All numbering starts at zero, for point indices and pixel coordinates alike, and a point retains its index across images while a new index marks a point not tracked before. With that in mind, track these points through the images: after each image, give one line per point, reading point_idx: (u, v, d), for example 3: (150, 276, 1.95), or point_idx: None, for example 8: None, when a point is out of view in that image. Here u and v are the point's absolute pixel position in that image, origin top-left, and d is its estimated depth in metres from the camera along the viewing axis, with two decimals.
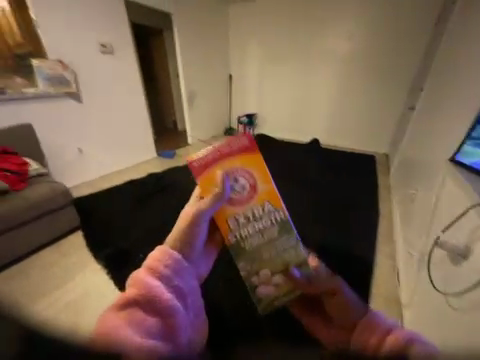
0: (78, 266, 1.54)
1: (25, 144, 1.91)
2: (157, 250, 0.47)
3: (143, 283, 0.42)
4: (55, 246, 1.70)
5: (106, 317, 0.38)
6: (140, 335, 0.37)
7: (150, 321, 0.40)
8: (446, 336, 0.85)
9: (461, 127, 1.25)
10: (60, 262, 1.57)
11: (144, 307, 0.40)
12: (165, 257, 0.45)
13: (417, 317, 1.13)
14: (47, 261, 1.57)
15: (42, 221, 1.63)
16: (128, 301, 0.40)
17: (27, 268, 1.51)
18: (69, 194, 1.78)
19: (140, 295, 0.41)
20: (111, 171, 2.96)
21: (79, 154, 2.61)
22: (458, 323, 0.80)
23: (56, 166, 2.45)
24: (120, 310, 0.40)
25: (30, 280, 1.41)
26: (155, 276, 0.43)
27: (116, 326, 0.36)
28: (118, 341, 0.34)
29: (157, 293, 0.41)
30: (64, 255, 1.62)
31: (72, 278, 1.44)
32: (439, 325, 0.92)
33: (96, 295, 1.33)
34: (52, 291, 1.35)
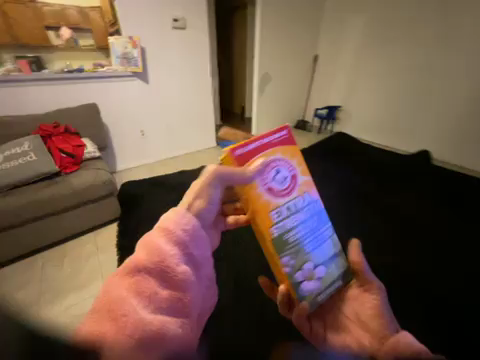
0: (102, 269, 1.42)
1: (88, 125, 1.91)
2: (168, 213, 0.40)
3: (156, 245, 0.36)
4: (94, 235, 1.67)
5: (112, 286, 0.33)
6: (149, 307, 0.32)
7: (161, 290, 0.34)
8: None
9: None
10: (90, 257, 1.50)
11: (153, 274, 0.34)
12: (184, 219, 0.39)
13: None
14: (81, 252, 1.52)
15: (80, 211, 1.57)
16: (134, 266, 0.34)
17: (64, 255, 1.51)
18: (114, 184, 1.69)
19: (156, 258, 0.35)
20: (168, 157, 2.88)
21: (141, 136, 2.60)
22: None
23: (120, 146, 2.51)
24: (128, 277, 0.34)
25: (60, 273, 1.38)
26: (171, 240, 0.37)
27: (120, 296, 0.32)
28: (121, 316, 0.30)
29: (170, 259, 0.35)
30: (96, 249, 1.55)
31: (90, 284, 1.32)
32: None
33: None
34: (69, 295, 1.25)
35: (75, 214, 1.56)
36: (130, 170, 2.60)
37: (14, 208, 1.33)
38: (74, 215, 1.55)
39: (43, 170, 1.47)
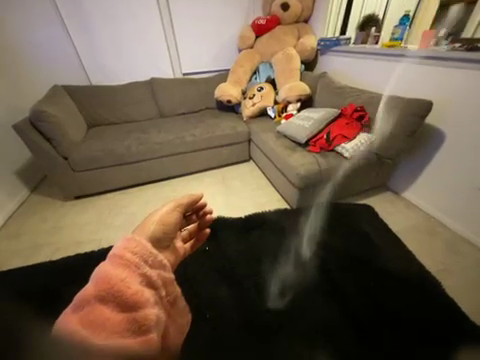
0: (237, 207, 1.88)
1: (383, 122, 1.53)
2: (154, 224, 0.55)
3: (128, 272, 0.37)
4: (274, 196, 1.98)
5: (114, 268, 0.37)
6: (150, 276, 0.40)
7: (151, 276, 0.40)
8: None
9: None
10: (250, 199, 1.97)
11: (150, 264, 0.41)
12: (167, 217, 0.59)
13: None
14: (257, 193, 2.02)
15: (281, 176, 1.84)
16: (139, 257, 0.40)
17: (258, 186, 2.11)
18: (306, 184, 1.57)
19: (144, 285, 0.38)
20: (470, 250, 1.42)
21: (473, 188, 1.39)
22: None
23: (422, 172, 1.67)
24: (127, 268, 0.38)
25: (242, 188, 2.10)
26: (134, 270, 0.38)
27: (120, 277, 0.36)
28: (131, 283, 0.37)
29: (151, 255, 0.41)
30: (257, 201, 1.94)
31: (225, 203, 1.93)
32: None
33: None
34: (221, 195, 2.01)
35: (278, 176, 1.88)
36: (395, 202, 1.82)
37: (266, 145, 1.96)
38: (278, 176, 1.89)
39: (296, 137, 1.76)
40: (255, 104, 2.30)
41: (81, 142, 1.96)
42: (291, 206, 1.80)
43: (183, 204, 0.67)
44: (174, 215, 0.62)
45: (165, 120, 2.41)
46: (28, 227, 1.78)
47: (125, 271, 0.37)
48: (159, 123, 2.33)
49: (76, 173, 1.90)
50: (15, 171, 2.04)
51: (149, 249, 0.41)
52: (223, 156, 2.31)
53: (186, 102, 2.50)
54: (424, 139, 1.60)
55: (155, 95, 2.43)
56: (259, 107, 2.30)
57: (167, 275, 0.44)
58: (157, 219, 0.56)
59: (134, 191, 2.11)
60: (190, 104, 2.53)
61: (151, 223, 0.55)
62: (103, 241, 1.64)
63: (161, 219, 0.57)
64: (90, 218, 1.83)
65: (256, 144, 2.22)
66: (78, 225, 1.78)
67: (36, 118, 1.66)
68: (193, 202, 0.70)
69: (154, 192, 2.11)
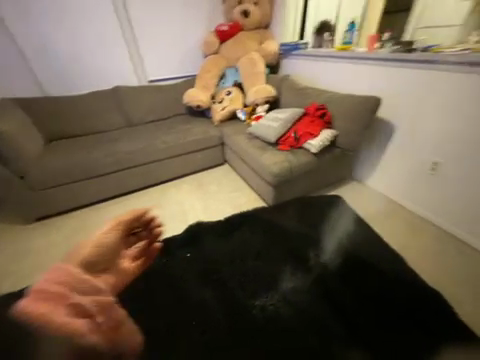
0: (216, 210, 1.89)
1: (342, 118, 1.66)
2: (91, 246, 0.63)
3: (60, 301, 0.41)
4: (251, 195, 2.03)
5: (43, 302, 0.39)
6: (84, 303, 0.44)
7: (85, 304, 0.44)
8: None
9: None
10: (228, 201, 1.99)
11: (81, 292, 0.45)
12: (104, 237, 0.68)
13: None
14: (234, 194, 2.05)
15: (256, 175, 1.90)
16: (67, 287, 0.43)
17: (235, 188, 2.14)
18: (279, 181, 1.64)
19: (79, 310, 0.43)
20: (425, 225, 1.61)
21: (421, 171, 1.59)
22: None
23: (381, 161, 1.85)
24: (57, 299, 0.41)
25: (219, 191, 2.11)
26: (65, 300, 0.42)
27: (49, 310, 0.39)
28: (65, 313, 0.41)
29: (80, 284, 0.46)
30: (235, 202, 1.97)
31: (204, 208, 1.93)
32: None
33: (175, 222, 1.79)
34: (199, 200, 2.01)
35: (253, 176, 1.94)
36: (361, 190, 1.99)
37: (238, 147, 2.01)
38: (253, 176, 1.95)
39: (266, 137, 1.84)
40: (225, 108, 2.35)
41: (40, 158, 1.80)
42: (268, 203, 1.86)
43: (123, 221, 0.75)
44: (113, 234, 0.71)
45: (134, 128, 2.33)
46: None
47: (55, 301, 0.40)
48: (127, 132, 2.25)
49: (38, 192, 1.74)
50: None
51: (78, 277, 0.46)
52: (198, 161, 2.30)
53: (154, 110, 2.45)
54: (378, 131, 1.78)
55: (120, 104, 2.34)
56: (229, 111, 2.34)
57: (102, 301, 0.50)
58: (94, 240, 0.66)
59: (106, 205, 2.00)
60: (160, 111, 2.48)
61: (87, 245, 0.63)
62: None
63: (99, 240, 0.66)
64: (58, 240, 1.69)
65: (229, 146, 2.26)
66: (44, 249, 1.63)
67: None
68: (135, 218, 0.79)
69: (127, 204, 2.02)
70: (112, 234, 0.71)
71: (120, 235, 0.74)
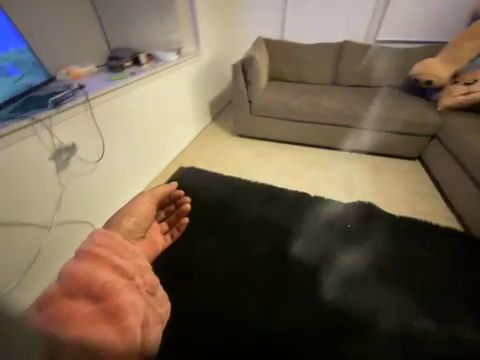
0: (388, 204, 1.69)
1: None
2: (133, 216, 0.80)
3: (102, 263, 0.49)
4: (442, 212, 1.62)
5: (81, 266, 0.47)
6: (115, 268, 0.50)
7: (114, 270, 0.50)
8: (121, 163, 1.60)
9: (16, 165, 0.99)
10: (407, 202, 1.70)
11: (115, 258, 0.51)
12: (142, 206, 0.85)
13: (118, 192, 1.63)
14: (417, 200, 1.71)
15: (472, 192, 1.45)
16: (102, 253, 0.50)
17: (422, 193, 1.76)
18: None
19: (117, 275, 0.50)
20: None
21: None
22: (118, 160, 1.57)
23: None
24: (91, 262, 0.48)
25: (398, 186, 1.82)
26: (105, 261, 0.49)
27: (83, 274, 0.46)
28: (97, 276, 0.47)
29: (114, 250, 0.52)
30: (415, 208, 1.66)
31: (374, 194, 1.77)
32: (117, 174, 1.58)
33: (341, 190, 1.81)
34: (370, 184, 1.85)
35: (466, 192, 1.49)
36: None
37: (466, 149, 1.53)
38: (465, 192, 1.50)
39: None
40: (469, 93, 1.73)
41: (264, 89, 2.24)
42: (466, 227, 1.49)
43: (157, 192, 0.92)
44: (147, 205, 0.87)
45: (336, 87, 2.31)
46: (208, 143, 2.36)
47: (94, 265, 0.48)
48: (330, 89, 2.27)
49: (250, 115, 2.24)
50: (209, 101, 2.66)
51: (111, 239, 0.53)
52: (387, 145, 2.03)
53: (366, 74, 2.26)
54: None
55: (337, 59, 2.33)
56: (473, 98, 1.73)
57: (141, 265, 0.55)
58: (135, 210, 0.82)
59: (284, 146, 2.26)
60: (370, 77, 2.26)
61: (129, 214, 0.80)
62: (256, 177, 1.93)
63: (137, 209, 0.83)
64: (247, 155, 2.17)
65: (442, 143, 1.77)
66: (239, 157, 2.15)
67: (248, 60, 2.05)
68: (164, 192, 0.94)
69: (301, 152, 2.20)
70: (148, 203, 0.88)
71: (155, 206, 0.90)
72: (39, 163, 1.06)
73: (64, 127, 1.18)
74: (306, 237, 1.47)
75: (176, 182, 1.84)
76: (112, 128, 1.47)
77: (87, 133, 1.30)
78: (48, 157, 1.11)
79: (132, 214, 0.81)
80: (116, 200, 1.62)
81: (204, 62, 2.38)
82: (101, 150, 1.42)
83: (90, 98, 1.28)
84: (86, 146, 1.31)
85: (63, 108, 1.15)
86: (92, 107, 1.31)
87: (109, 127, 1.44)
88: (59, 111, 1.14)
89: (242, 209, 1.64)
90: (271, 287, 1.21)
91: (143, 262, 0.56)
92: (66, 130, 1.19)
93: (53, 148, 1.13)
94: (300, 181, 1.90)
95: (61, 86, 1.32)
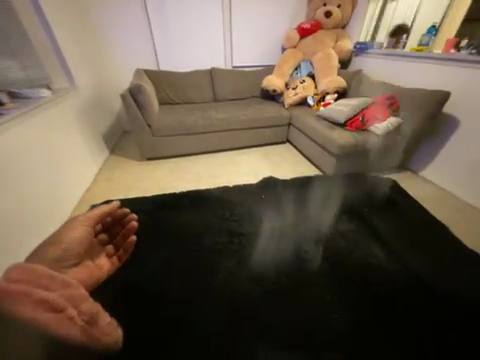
0: (282, 174, 2.33)
1: (409, 108, 1.96)
2: (65, 240, 0.80)
3: (19, 301, 0.47)
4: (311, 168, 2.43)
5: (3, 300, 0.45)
6: (50, 296, 0.52)
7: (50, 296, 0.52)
8: (16, 216, 1.35)
9: None
10: (291, 169, 2.41)
11: (45, 290, 0.52)
12: (77, 233, 0.83)
13: (21, 250, 1.36)
14: (296, 166, 2.47)
15: (319, 150, 2.29)
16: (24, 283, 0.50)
17: (297, 161, 2.55)
18: (342, 152, 2.00)
19: (47, 308, 0.50)
20: (473, 210, 1.82)
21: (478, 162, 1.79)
22: (12, 213, 1.33)
23: (438, 153, 2.06)
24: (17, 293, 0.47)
25: (283, 161, 2.54)
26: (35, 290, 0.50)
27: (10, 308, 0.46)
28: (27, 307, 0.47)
29: (43, 284, 0.53)
30: (297, 171, 2.39)
31: (271, 171, 2.38)
32: (15, 230, 1.34)
33: (250, 176, 2.30)
34: (266, 165, 2.46)
35: (316, 151, 2.34)
36: (412, 179, 2.21)
37: (307, 126, 2.40)
38: (316, 151, 2.34)
39: (335, 118, 2.20)
40: (297, 94, 2.73)
41: (160, 112, 2.44)
42: (323, 171, 2.33)
43: (94, 216, 0.91)
44: (81, 230, 0.85)
45: (219, 102, 2.87)
46: (118, 173, 2.27)
47: (6, 305, 0.45)
48: (215, 104, 2.79)
49: (154, 137, 2.34)
50: (103, 134, 2.53)
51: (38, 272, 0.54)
52: (267, 136, 2.75)
53: (235, 90, 2.96)
54: (442, 125, 2.00)
55: (212, 82, 2.91)
56: (300, 96, 2.73)
57: (73, 294, 0.57)
58: (65, 235, 0.81)
59: (194, 157, 2.53)
60: (239, 92, 2.99)
61: (60, 240, 0.79)
62: (180, 189, 2.08)
63: (68, 236, 0.81)
64: (163, 174, 2.26)
65: (295, 126, 2.66)
66: (156, 177, 2.20)
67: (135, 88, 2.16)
68: (100, 214, 0.92)
69: (210, 157, 2.56)
70: (81, 228, 0.86)
71: (91, 230, 0.88)
72: None
73: None
74: (237, 214, 1.77)
75: None
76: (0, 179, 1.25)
77: None
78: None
79: (63, 240, 0.79)
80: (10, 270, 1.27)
81: (85, 96, 2.28)
82: None
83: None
84: None
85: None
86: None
87: None
88: None
89: (178, 215, 1.74)
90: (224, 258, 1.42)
91: (76, 292, 0.58)
92: None
93: None
94: (218, 179, 2.23)
95: None
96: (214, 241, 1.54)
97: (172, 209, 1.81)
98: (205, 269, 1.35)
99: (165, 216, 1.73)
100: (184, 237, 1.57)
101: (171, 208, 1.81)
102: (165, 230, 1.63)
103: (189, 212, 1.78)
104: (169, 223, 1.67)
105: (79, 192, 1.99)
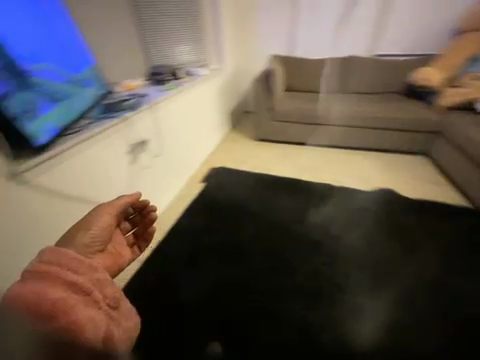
0: (405, 191, 1.91)
1: None
2: (98, 226, 0.93)
3: (54, 281, 0.56)
4: (453, 195, 1.84)
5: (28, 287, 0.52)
6: (72, 280, 0.58)
7: (67, 286, 0.57)
8: (175, 161, 1.77)
9: (111, 154, 1.19)
10: (421, 189, 1.92)
11: (65, 276, 0.58)
12: (106, 220, 0.97)
13: (172, 187, 1.80)
14: (430, 186, 1.93)
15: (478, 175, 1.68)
16: (47, 271, 0.57)
17: (433, 181, 1.98)
18: None
19: (72, 291, 0.58)
20: None
21: None
22: (174, 159, 1.75)
23: None
24: (43, 277, 0.56)
25: (411, 176, 2.05)
26: (56, 277, 0.57)
27: (29, 296, 0.50)
28: (47, 296, 0.52)
29: (66, 270, 0.59)
30: (429, 193, 1.88)
31: (392, 183, 1.99)
32: (173, 171, 1.77)
33: (362, 181, 2.02)
34: (386, 175, 2.08)
35: (472, 175, 1.72)
36: None
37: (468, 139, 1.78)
38: (471, 175, 1.73)
39: None
40: (464, 94, 2.02)
41: (283, 98, 2.52)
42: (474, 205, 1.71)
43: (116, 204, 1.01)
44: (105, 219, 0.97)
45: (345, 94, 2.59)
46: (234, 146, 2.59)
47: (45, 284, 0.55)
48: (339, 96, 2.57)
49: (271, 120, 2.50)
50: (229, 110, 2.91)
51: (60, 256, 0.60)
52: (396, 141, 2.28)
53: (370, 82, 2.57)
54: None
55: (344, 70, 2.65)
56: (467, 98, 2.02)
57: (98, 279, 0.65)
58: (99, 222, 0.94)
59: (304, 147, 2.48)
60: (374, 85, 2.57)
61: (97, 225, 0.93)
62: (284, 174, 2.14)
63: (104, 222, 0.96)
64: (270, 156, 2.39)
65: (446, 137, 2.03)
66: (264, 158, 2.36)
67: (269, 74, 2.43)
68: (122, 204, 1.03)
69: (320, 151, 2.44)
70: (107, 215, 0.98)
71: (113, 220, 1.00)
72: (122, 155, 1.25)
73: (141, 126, 1.35)
74: (340, 218, 1.67)
75: (217, 179, 2.05)
76: (172, 131, 1.67)
77: (155, 134, 1.48)
78: (126, 150, 1.28)
79: (92, 227, 0.93)
80: (166, 195, 1.76)
81: (227, 76, 2.67)
82: (164, 149, 1.59)
83: (155, 103, 1.46)
84: (154, 144, 1.49)
85: (139, 110, 1.33)
86: (155, 110, 1.47)
87: (169, 130, 1.64)
88: (137, 113, 1.31)
89: (280, 199, 1.85)
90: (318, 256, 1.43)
91: (100, 276, 0.66)
92: (142, 129, 1.37)
93: (129, 143, 1.30)
94: (324, 175, 2.11)
95: (127, 95, 1.52)
96: (310, 237, 1.53)
97: (276, 191, 1.93)
98: (298, 262, 1.40)
99: (270, 195, 1.88)
100: (281, 222, 1.65)
101: (276, 190, 1.94)
102: (267, 208, 1.78)
103: (291, 199, 1.84)
104: (272, 203, 1.81)
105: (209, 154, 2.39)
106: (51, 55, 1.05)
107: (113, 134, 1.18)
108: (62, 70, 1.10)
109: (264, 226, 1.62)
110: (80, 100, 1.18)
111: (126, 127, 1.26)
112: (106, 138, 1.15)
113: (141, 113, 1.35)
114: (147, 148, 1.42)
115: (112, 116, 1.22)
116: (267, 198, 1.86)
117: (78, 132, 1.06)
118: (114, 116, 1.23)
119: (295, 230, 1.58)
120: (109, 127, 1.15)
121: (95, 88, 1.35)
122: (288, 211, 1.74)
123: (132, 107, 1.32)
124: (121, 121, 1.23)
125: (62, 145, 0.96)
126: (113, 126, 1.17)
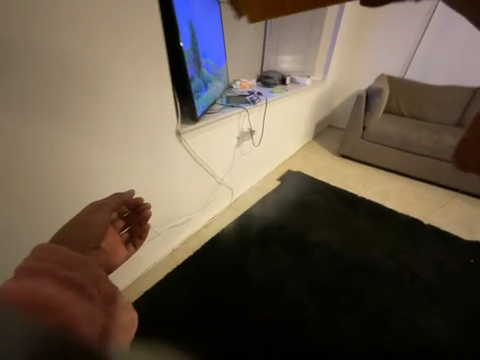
0: None
1: None
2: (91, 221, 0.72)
3: (48, 276, 0.41)
4: None
5: (15, 283, 0.36)
6: (68, 276, 0.43)
7: (57, 284, 0.40)
8: (264, 155, 1.98)
9: (228, 135, 1.47)
10: None
11: (60, 271, 0.43)
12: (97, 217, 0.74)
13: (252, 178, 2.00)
14: None
15: None
16: (38, 269, 0.42)
17: None
18: None
19: (67, 286, 0.41)
20: None
21: None
22: (264, 153, 1.95)
23: None
24: (30, 274, 0.40)
25: None
26: (53, 270, 0.43)
27: (17, 288, 0.36)
28: (33, 291, 0.36)
29: (62, 265, 0.44)
30: None
31: None
32: (259, 164, 1.98)
33: (464, 230, 1.69)
34: None
35: None
36: None
37: None
38: None
39: None
40: None
41: (380, 120, 2.39)
42: None
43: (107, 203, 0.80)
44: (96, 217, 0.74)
45: (463, 130, 2.23)
46: (314, 156, 2.58)
47: (35, 278, 0.39)
48: (453, 129, 2.25)
49: (361, 139, 2.37)
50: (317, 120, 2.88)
51: (56, 252, 0.46)
52: None
53: None
54: None
55: (466, 103, 2.31)
56: None
57: (95, 275, 0.47)
58: (87, 218, 0.72)
59: (393, 175, 2.25)
60: None
61: (83, 221, 0.71)
62: (364, 196, 2.01)
63: (91, 221, 0.72)
64: (350, 175, 2.28)
65: None
66: (344, 175, 2.28)
67: (373, 93, 2.36)
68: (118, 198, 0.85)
69: (414, 184, 2.14)
70: (100, 210, 0.76)
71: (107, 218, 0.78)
72: (234, 138, 1.52)
73: (252, 118, 1.62)
74: (425, 260, 1.48)
75: (292, 181, 2.12)
76: (270, 128, 1.89)
77: (260, 127, 1.73)
78: (237, 135, 1.54)
79: (86, 225, 0.70)
80: (247, 183, 1.96)
81: (325, 89, 2.72)
82: (261, 141, 1.82)
83: (268, 102, 1.71)
84: (257, 136, 1.73)
85: (256, 105, 1.59)
86: (266, 108, 1.72)
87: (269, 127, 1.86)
88: (253, 108, 1.58)
89: (357, 219, 1.75)
90: (392, 292, 1.32)
91: (98, 272, 0.48)
92: (253, 121, 1.63)
93: (241, 130, 1.56)
94: (414, 209, 1.87)
95: (244, 92, 1.81)
96: (384, 267, 1.44)
97: (353, 210, 1.83)
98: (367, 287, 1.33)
99: (346, 212, 1.81)
100: (353, 242, 1.58)
101: (355, 209, 1.84)
102: (342, 223, 1.72)
103: (369, 223, 1.72)
104: (348, 221, 1.74)
105: (287, 156, 2.48)
106: (213, 52, 1.42)
107: (234, 119, 1.47)
108: (214, 65, 1.45)
109: (334, 239, 1.60)
110: (217, 90, 1.50)
111: (243, 116, 1.53)
112: (229, 121, 1.44)
113: (256, 108, 1.61)
114: (250, 138, 1.66)
115: (236, 106, 1.50)
116: (343, 214, 1.80)
117: (215, 113, 1.37)
118: (238, 106, 1.51)
119: (368, 254, 1.50)
120: (234, 114, 1.44)
121: (224, 83, 1.67)
122: (364, 234, 1.65)
123: (251, 102, 1.59)
124: (242, 111, 1.50)
125: (205, 120, 1.26)
126: (236, 113, 1.45)
